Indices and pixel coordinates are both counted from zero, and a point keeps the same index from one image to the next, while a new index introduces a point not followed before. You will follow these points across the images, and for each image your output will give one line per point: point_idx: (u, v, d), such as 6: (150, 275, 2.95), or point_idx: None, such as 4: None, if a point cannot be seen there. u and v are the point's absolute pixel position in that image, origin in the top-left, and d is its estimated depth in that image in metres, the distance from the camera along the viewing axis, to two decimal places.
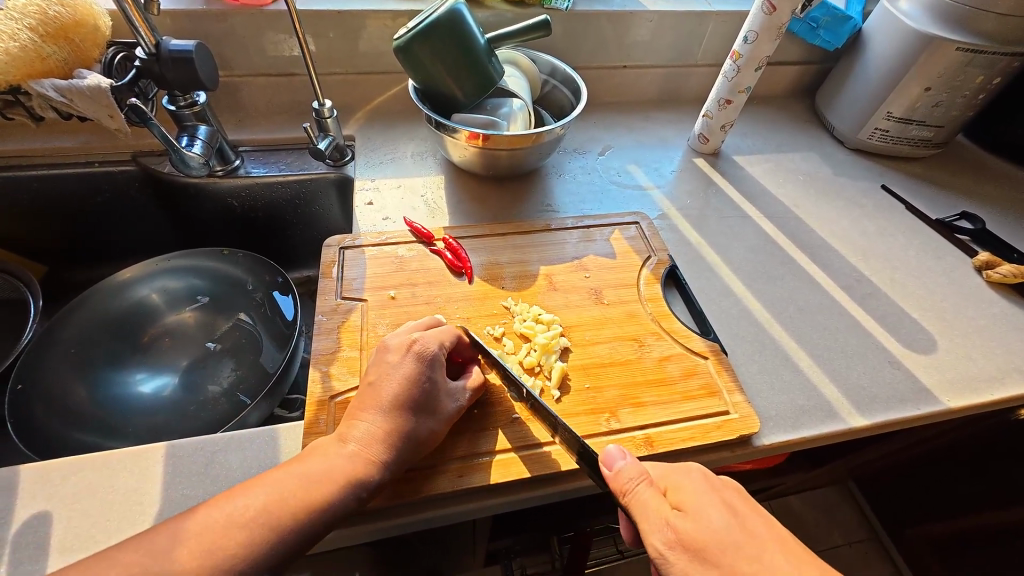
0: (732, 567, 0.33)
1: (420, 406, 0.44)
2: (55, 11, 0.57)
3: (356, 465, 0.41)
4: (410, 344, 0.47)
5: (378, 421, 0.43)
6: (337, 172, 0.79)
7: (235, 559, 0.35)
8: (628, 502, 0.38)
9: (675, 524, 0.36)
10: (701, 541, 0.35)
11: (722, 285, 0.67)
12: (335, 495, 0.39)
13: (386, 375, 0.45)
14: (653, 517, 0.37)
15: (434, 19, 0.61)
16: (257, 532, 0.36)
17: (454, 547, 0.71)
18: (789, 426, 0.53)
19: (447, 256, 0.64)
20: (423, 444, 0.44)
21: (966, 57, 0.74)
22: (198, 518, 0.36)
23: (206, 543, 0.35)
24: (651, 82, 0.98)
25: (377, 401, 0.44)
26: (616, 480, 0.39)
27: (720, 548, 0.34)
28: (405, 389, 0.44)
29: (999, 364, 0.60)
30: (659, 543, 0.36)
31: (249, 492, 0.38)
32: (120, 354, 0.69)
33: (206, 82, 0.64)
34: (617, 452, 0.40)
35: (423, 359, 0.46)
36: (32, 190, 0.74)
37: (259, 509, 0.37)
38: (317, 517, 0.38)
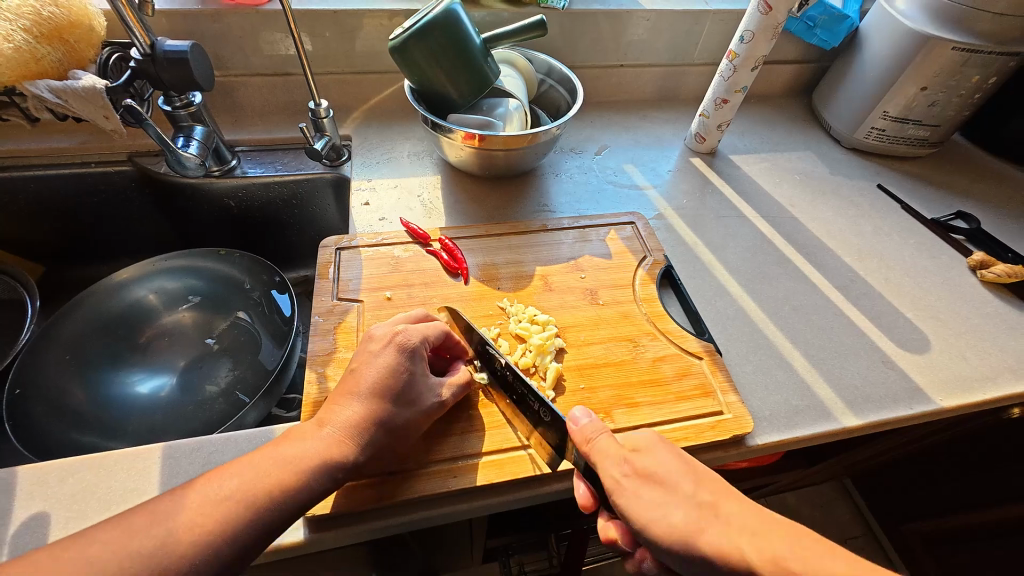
0: (681, 490, 0.38)
1: (400, 397, 0.44)
2: (50, 12, 0.57)
3: (332, 446, 0.41)
4: (392, 336, 0.47)
5: (355, 409, 0.43)
6: (334, 171, 0.79)
7: (213, 537, 0.35)
8: (589, 449, 0.42)
9: (633, 460, 0.40)
10: (655, 471, 0.39)
11: (717, 285, 0.67)
12: (310, 477, 0.39)
13: (367, 362, 0.45)
14: (614, 454, 0.40)
15: (430, 19, 0.61)
16: (234, 510, 0.36)
17: (452, 545, 0.72)
18: (783, 426, 0.53)
19: (443, 257, 0.64)
20: (400, 433, 0.44)
21: (963, 57, 0.74)
22: (183, 500, 0.36)
23: (185, 521, 0.35)
24: (649, 81, 0.98)
25: (357, 388, 0.44)
26: (579, 433, 0.43)
27: (671, 475, 0.39)
28: (384, 378, 0.44)
29: (991, 363, 0.61)
30: (617, 474, 0.40)
31: (227, 475, 0.38)
32: (118, 353, 0.70)
33: (202, 83, 0.63)
34: (582, 412, 0.44)
35: (404, 351, 0.46)
36: (29, 190, 0.74)
37: (237, 489, 0.37)
38: (292, 498, 0.38)
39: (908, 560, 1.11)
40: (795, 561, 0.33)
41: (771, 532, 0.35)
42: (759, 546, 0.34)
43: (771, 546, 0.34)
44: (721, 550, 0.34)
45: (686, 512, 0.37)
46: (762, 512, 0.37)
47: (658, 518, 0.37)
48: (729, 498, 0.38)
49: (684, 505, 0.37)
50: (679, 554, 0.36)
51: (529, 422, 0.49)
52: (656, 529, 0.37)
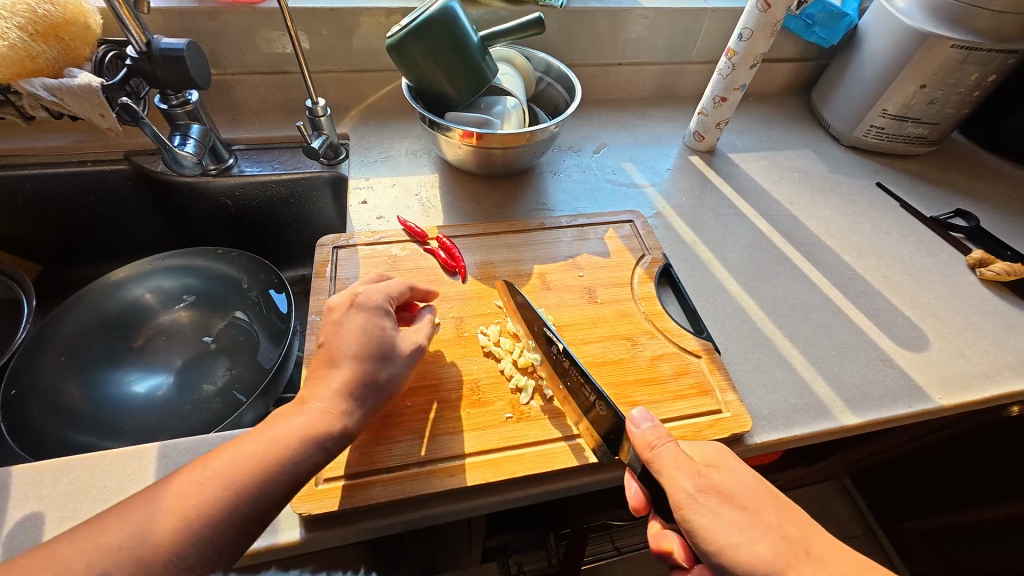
0: (763, 518, 0.37)
1: (375, 353, 0.44)
2: (44, 10, 0.56)
3: (318, 419, 0.40)
4: (351, 298, 0.47)
5: (335, 375, 0.43)
6: (331, 170, 0.78)
7: (197, 521, 0.34)
8: (653, 458, 0.40)
9: (707, 475, 0.39)
10: (732, 490, 0.38)
11: (716, 283, 0.67)
12: (295, 452, 0.38)
13: (333, 331, 0.45)
14: (687, 468, 0.39)
15: (427, 16, 0.60)
16: (220, 494, 0.35)
17: (450, 544, 0.72)
18: (782, 424, 0.53)
19: (441, 255, 0.64)
20: (386, 388, 0.44)
21: (962, 54, 0.74)
22: (170, 485, 0.36)
23: (170, 505, 0.34)
24: (647, 79, 0.97)
25: (332, 355, 0.44)
26: (641, 439, 0.41)
27: (750, 498, 0.38)
28: (357, 337, 0.44)
29: (991, 361, 0.61)
30: (691, 487, 0.38)
31: (215, 457, 0.37)
32: (115, 352, 0.69)
33: (198, 82, 0.63)
34: (643, 415, 0.42)
35: (369, 309, 0.47)
36: (25, 189, 0.74)
37: (222, 471, 0.36)
38: (279, 472, 0.37)
39: (907, 559, 1.11)
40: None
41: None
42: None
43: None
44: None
45: (770, 543, 0.35)
46: (841, 552, 0.36)
47: (740, 544, 0.35)
48: (807, 530, 0.37)
49: (766, 534, 0.36)
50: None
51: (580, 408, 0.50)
52: (737, 554, 0.35)
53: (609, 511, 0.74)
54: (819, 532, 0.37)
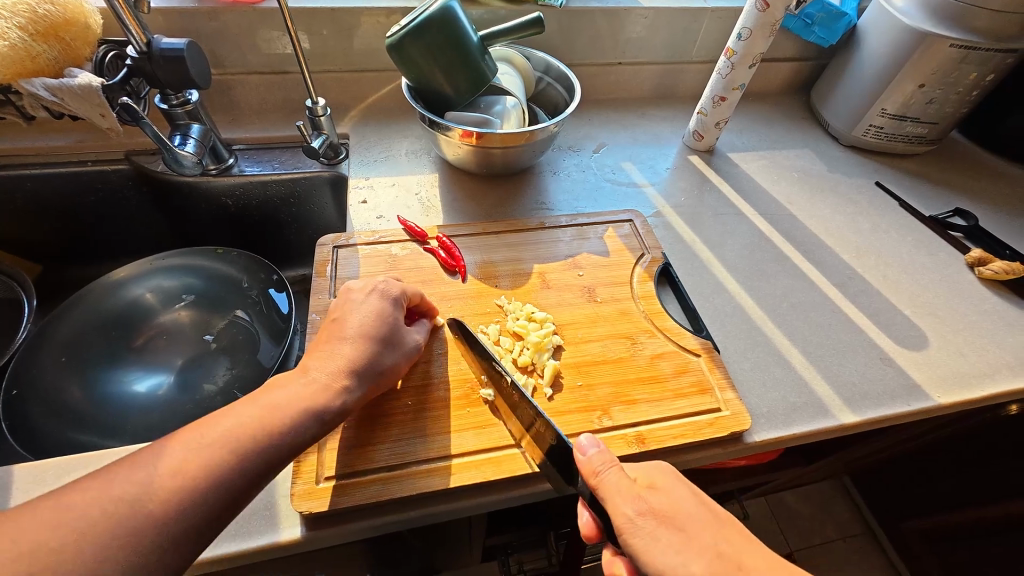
0: (700, 538, 0.35)
1: (384, 339, 0.47)
2: (45, 9, 0.57)
3: (318, 392, 0.41)
4: (373, 286, 0.50)
5: (345, 351, 0.44)
6: (331, 169, 0.78)
7: (197, 482, 0.34)
8: (598, 484, 0.39)
9: (648, 498, 0.38)
10: (671, 512, 0.37)
11: (715, 282, 0.67)
12: (294, 421, 0.39)
13: (349, 312, 0.48)
14: (626, 491, 0.38)
15: (427, 17, 0.60)
16: (217, 455, 0.35)
17: (450, 543, 0.72)
18: (781, 423, 0.53)
19: (441, 254, 0.64)
20: (386, 375, 0.46)
21: (961, 54, 0.74)
22: (167, 446, 0.35)
23: (166, 467, 0.34)
24: (647, 79, 0.98)
25: (342, 332, 0.46)
26: (586, 465, 0.40)
27: (688, 520, 0.36)
28: (371, 321, 0.47)
29: (989, 360, 0.61)
30: (630, 512, 0.37)
31: (210, 424, 0.37)
32: (117, 351, 0.70)
33: (198, 81, 0.63)
34: (590, 441, 0.41)
35: (387, 299, 0.49)
36: (25, 189, 0.74)
37: (219, 436, 0.36)
38: (277, 439, 0.37)
39: (907, 558, 1.11)
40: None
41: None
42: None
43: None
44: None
45: (706, 561, 0.34)
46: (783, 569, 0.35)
47: (677, 567, 0.34)
48: (746, 550, 0.36)
49: (703, 553, 0.34)
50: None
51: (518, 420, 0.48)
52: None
53: None
54: (764, 558, 0.35)
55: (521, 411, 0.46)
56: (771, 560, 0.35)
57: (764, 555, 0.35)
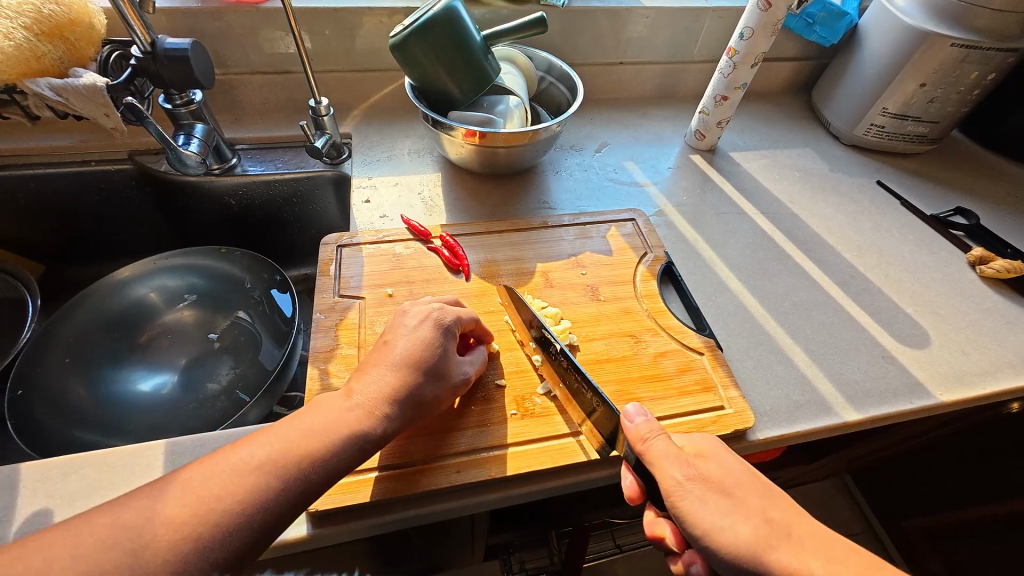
0: (747, 502, 0.37)
1: (431, 371, 0.45)
2: (50, 9, 0.57)
3: (359, 418, 0.41)
4: (428, 313, 0.48)
5: (389, 379, 0.43)
6: (335, 169, 0.79)
7: (239, 505, 0.35)
8: (645, 449, 0.41)
9: (697, 465, 0.40)
10: (720, 479, 0.39)
11: (718, 281, 0.67)
12: (338, 446, 0.39)
13: (401, 335, 0.47)
14: (674, 457, 0.40)
15: (431, 16, 0.61)
16: (262, 478, 0.36)
17: (453, 542, 0.72)
18: (784, 421, 0.53)
19: (445, 253, 0.64)
20: (425, 407, 0.45)
21: (962, 53, 0.74)
22: (194, 468, 0.36)
23: (211, 489, 0.35)
24: (648, 79, 0.98)
25: (388, 358, 0.45)
26: (635, 432, 0.43)
27: (735, 485, 0.38)
28: (418, 349, 0.45)
29: (991, 357, 0.61)
30: (679, 475, 0.39)
31: (252, 444, 0.38)
32: (119, 351, 0.70)
33: (202, 81, 0.63)
34: (638, 410, 0.44)
35: (440, 327, 0.48)
36: (29, 189, 0.74)
37: (264, 458, 0.37)
38: (319, 463, 0.38)
39: (908, 557, 1.11)
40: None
41: (838, 557, 0.35)
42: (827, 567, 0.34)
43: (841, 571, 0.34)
44: (791, 566, 0.34)
45: (753, 525, 0.36)
46: (823, 538, 0.37)
47: (723, 527, 0.36)
48: (792, 518, 0.38)
49: (750, 517, 0.37)
50: (743, 566, 0.35)
51: (582, 410, 0.50)
52: (721, 538, 0.36)
53: (611, 510, 0.75)
54: (808, 525, 0.37)
55: (582, 396, 0.49)
56: (815, 528, 0.37)
57: (809, 523, 0.38)
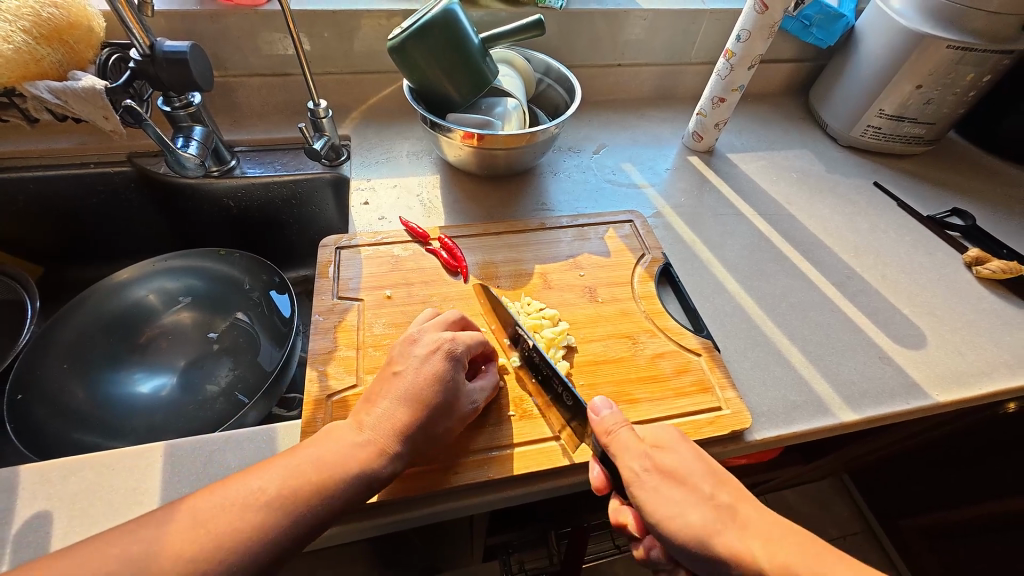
0: (700, 490, 0.39)
1: (441, 406, 0.45)
2: (49, 13, 0.57)
3: (370, 455, 0.41)
4: (439, 344, 0.47)
5: (399, 416, 0.43)
6: (333, 172, 0.79)
7: (248, 539, 0.36)
8: (609, 441, 0.43)
9: (653, 455, 0.42)
10: (675, 468, 0.41)
11: (715, 282, 0.67)
12: (346, 482, 0.40)
13: (412, 367, 0.46)
14: (634, 449, 0.42)
15: (429, 19, 0.61)
16: (269, 514, 0.37)
17: (453, 542, 0.72)
18: (780, 421, 0.54)
19: (443, 255, 0.64)
20: (436, 440, 0.45)
21: (958, 55, 0.75)
22: (211, 495, 0.37)
23: (221, 528, 0.35)
24: (646, 81, 0.98)
25: (398, 392, 0.44)
26: (600, 424, 0.44)
27: (690, 474, 0.40)
28: (427, 386, 0.45)
29: (987, 358, 0.61)
30: (637, 467, 0.41)
31: (263, 474, 0.39)
32: (118, 353, 0.70)
33: (201, 84, 0.63)
34: (604, 403, 0.45)
35: (451, 358, 0.47)
36: (28, 191, 0.74)
37: (274, 493, 0.38)
38: (328, 499, 0.39)
39: (906, 556, 1.12)
40: (804, 564, 0.35)
41: (782, 539, 0.37)
42: (769, 547, 0.36)
43: (783, 552, 0.36)
44: (735, 549, 0.36)
45: (701, 512, 0.38)
46: (772, 519, 0.39)
47: (675, 515, 0.38)
48: (743, 502, 0.39)
49: (701, 504, 0.38)
50: (693, 550, 0.37)
51: (563, 414, 0.50)
52: (673, 524, 0.38)
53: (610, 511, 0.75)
54: (756, 507, 0.39)
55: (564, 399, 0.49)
56: (763, 510, 0.39)
57: (756, 505, 0.39)
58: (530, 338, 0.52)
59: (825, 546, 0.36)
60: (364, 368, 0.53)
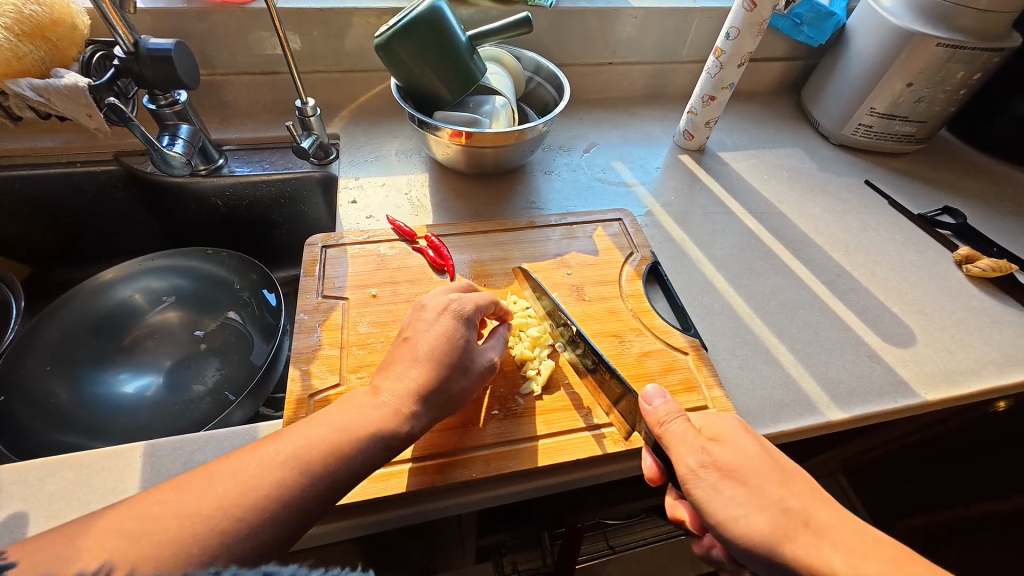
0: (765, 492, 0.37)
1: (455, 365, 0.45)
2: (31, 10, 0.57)
3: (387, 416, 0.41)
4: (447, 304, 0.48)
5: (414, 375, 0.44)
6: (322, 170, 0.79)
7: (273, 499, 0.34)
8: (663, 432, 0.43)
9: (711, 451, 0.40)
10: (735, 466, 0.39)
11: (704, 281, 0.67)
12: (364, 444, 0.39)
13: (421, 330, 0.47)
14: (689, 443, 0.41)
15: (415, 15, 0.60)
16: (293, 474, 0.36)
17: (443, 544, 0.72)
18: (767, 421, 0.53)
19: (429, 253, 0.64)
20: (452, 400, 0.45)
21: (947, 53, 0.75)
22: (230, 461, 0.36)
23: (234, 490, 0.34)
24: (638, 79, 0.98)
25: (413, 354, 0.45)
26: (653, 415, 0.44)
27: (751, 472, 0.39)
28: (441, 343, 0.46)
29: (976, 356, 0.61)
30: (693, 462, 0.40)
31: (284, 439, 0.37)
32: (104, 354, 0.69)
33: (186, 81, 0.63)
34: (657, 392, 0.45)
35: (460, 318, 0.48)
36: (13, 190, 0.74)
37: (291, 455, 0.36)
38: (344, 462, 0.38)
39: None
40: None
41: (861, 547, 0.35)
42: (852, 560, 0.34)
43: (868, 567, 0.33)
44: (808, 558, 0.34)
45: (769, 515, 0.36)
46: (850, 523, 0.36)
47: (739, 517, 0.37)
48: (815, 505, 0.37)
49: (767, 507, 0.37)
50: (761, 556, 0.36)
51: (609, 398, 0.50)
52: (736, 527, 0.37)
53: (601, 512, 0.75)
54: (829, 510, 0.37)
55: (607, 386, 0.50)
56: (839, 513, 0.37)
57: (829, 507, 0.37)
58: (572, 323, 0.53)
59: (910, 555, 0.34)
60: (347, 367, 0.52)
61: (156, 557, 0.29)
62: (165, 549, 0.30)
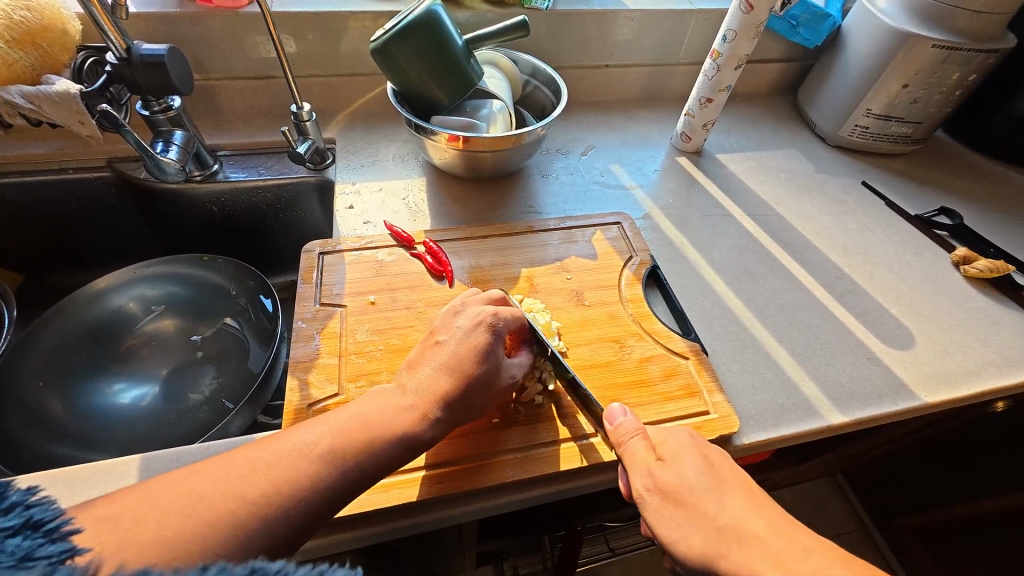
0: (701, 510, 0.37)
1: (481, 379, 0.45)
2: (21, 16, 0.56)
3: (410, 416, 0.42)
4: (482, 317, 0.47)
5: (439, 381, 0.44)
6: (318, 175, 0.78)
7: (298, 489, 0.35)
8: (622, 452, 0.44)
9: (655, 472, 0.40)
10: (674, 485, 0.39)
11: (704, 286, 0.67)
12: (388, 442, 0.40)
13: (453, 334, 0.47)
14: (637, 463, 0.42)
15: (411, 20, 0.60)
16: (324, 469, 0.36)
17: (444, 550, 0.71)
18: (769, 425, 0.53)
19: (428, 259, 0.63)
20: (475, 406, 0.45)
21: (943, 54, 0.75)
22: (265, 448, 0.37)
23: (273, 474, 0.35)
24: (634, 82, 0.98)
25: (437, 357, 0.45)
26: (615, 433, 0.45)
27: (690, 491, 0.38)
28: (471, 356, 0.45)
29: (975, 357, 0.61)
30: (640, 486, 0.41)
31: (316, 430, 0.38)
32: (99, 362, 0.69)
33: (180, 87, 0.62)
34: (619, 411, 0.46)
35: (493, 332, 0.47)
36: (5, 197, 0.73)
37: (325, 448, 0.37)
38: (370, 456, 0.39)
39: (900, 555, 1.12)
40: None
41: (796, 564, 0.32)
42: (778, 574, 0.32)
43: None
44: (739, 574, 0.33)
45: (702, 534, 0.36)
46: (791, 537, 0.34)
47: (678, 539, 0.37)
48: (750, 519, 0.36)
49: (701, 526, 0.36)
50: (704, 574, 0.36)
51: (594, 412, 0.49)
52: (677, 549, 0.37)
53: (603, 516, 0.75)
54: (769, 524, 0.35)
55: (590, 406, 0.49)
56: (779, 527, 0.35)
57: (771, 521, 0.35)
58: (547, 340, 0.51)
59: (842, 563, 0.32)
60: (346, 376, 0.52)
61: (199, 536, 0.31)
62: (205, 528, 0.31)
